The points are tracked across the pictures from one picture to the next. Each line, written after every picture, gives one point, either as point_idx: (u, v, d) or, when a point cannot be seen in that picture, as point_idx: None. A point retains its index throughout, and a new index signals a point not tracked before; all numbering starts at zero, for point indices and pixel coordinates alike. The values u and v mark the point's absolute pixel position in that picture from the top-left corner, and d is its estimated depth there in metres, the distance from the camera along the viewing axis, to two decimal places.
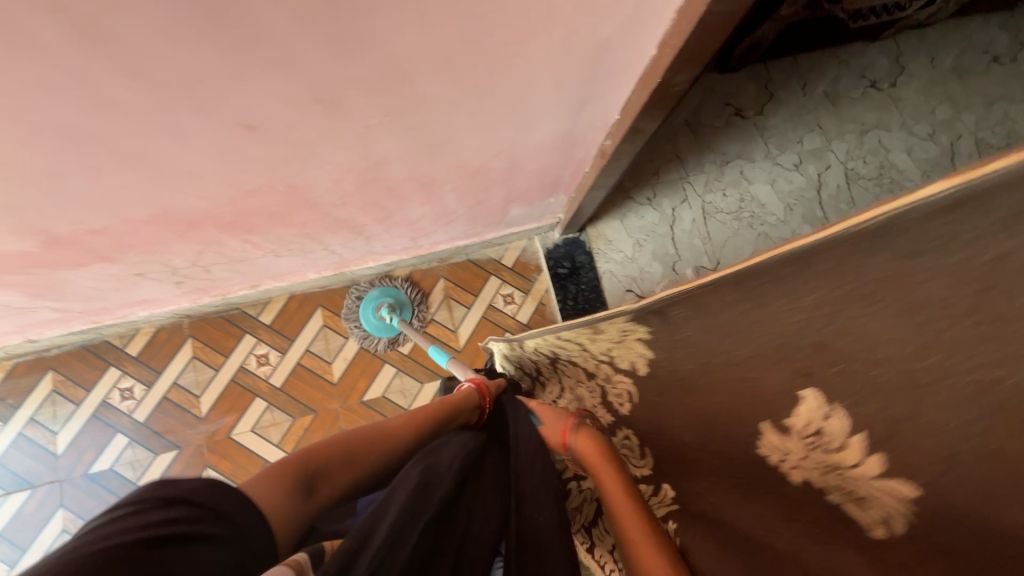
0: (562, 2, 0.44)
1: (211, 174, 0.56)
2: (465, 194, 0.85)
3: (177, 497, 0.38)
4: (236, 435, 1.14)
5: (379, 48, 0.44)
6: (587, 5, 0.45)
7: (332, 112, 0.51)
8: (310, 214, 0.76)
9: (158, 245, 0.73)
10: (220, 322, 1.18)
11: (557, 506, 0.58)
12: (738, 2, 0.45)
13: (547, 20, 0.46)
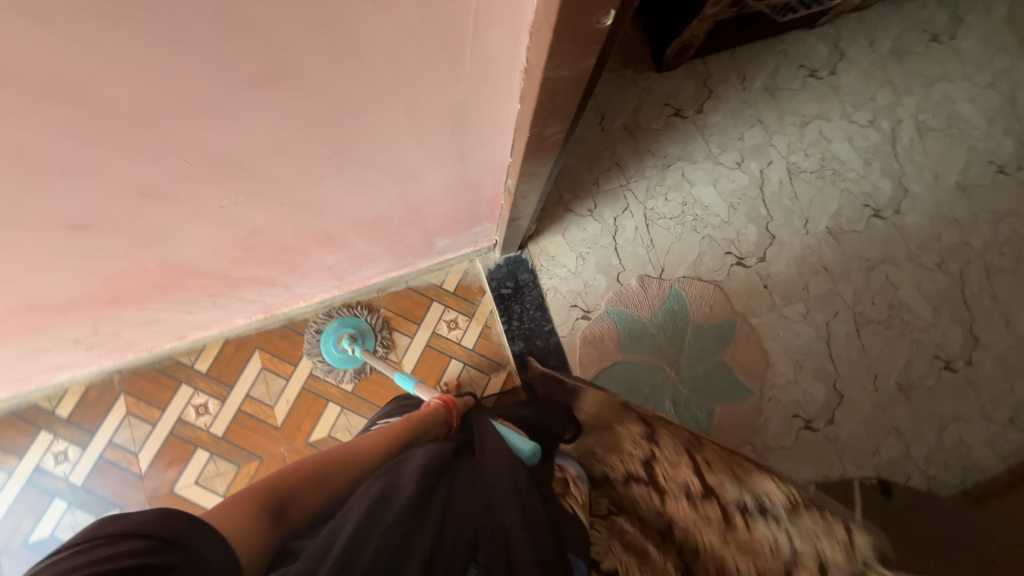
0: (381, 83, 0.41)
1: (57, 268, 0.52)
2: (373, 240, 0.82)
3: (125, 533, 0.43)
4: (179, 489, 1.11)
5: (183, 146, 0.40)
6: (412, 83, 0.42)
7: (166, 202, 0.47)
8: (202, 280, 0.72)
9: (42, 325, 0.70)
10: (152, 374, 1.15)
11: (520, 508, 0.64)
12: (574, 67, 0.42)
13: (374, 100, 0.43)
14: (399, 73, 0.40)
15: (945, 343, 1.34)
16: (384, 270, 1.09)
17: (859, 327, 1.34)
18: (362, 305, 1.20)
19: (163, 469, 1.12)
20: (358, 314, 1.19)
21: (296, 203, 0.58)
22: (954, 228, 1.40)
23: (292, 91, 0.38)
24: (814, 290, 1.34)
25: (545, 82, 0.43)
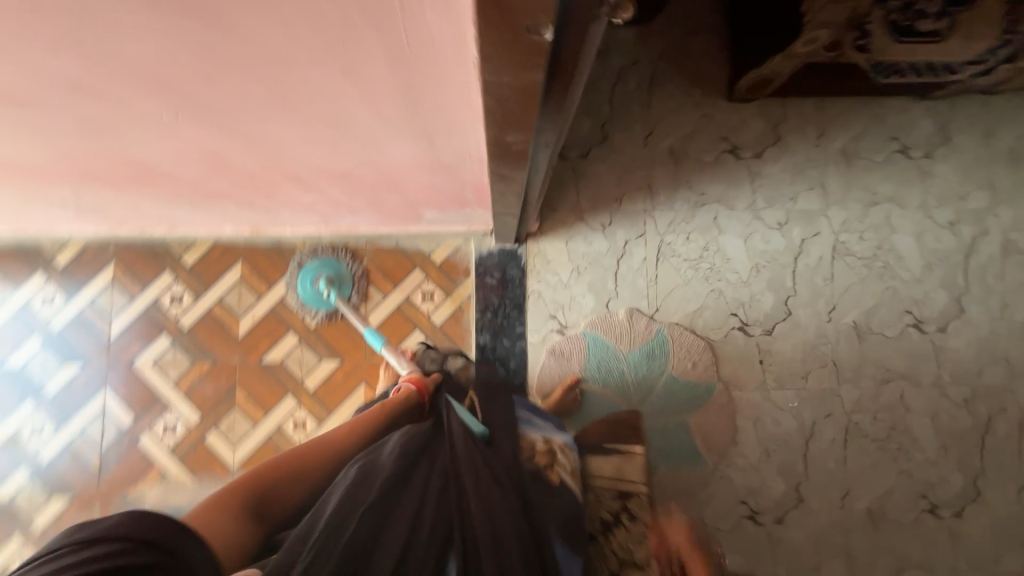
0: (298, 35, 0.37)
1: (9, 125, 0.54)
2: (348, 193, 0.80)
3: (99, 535, 0.45)
4: (137, 364, 1.18)
5: (94, 44, 0.39)
6: (338, 44, 0.38)
7: (99, 95, 0.47)
8: (170, 182, 0.73)
9: (22, 176, 0.73)
10: (144, 251, 1.21)
11: (501, 492, 0.66)
12: (511, 75, 0.36)
13: (298, 53, 0.39)
14: (317, 29, 0.36)
15: (939, 486, 1.19)
16: (370, 223, 1.08)
17: (849, 438, 1.20)
18: (346, 251, 1.21)
19: (129, 340, 1.19)
20: (340, 258, 1.20)
21: (246, 135, 0.56)
22: (1002, 368, 1.22)
23: (199, 19, 0.36)
24: (812, 382, 1.21)
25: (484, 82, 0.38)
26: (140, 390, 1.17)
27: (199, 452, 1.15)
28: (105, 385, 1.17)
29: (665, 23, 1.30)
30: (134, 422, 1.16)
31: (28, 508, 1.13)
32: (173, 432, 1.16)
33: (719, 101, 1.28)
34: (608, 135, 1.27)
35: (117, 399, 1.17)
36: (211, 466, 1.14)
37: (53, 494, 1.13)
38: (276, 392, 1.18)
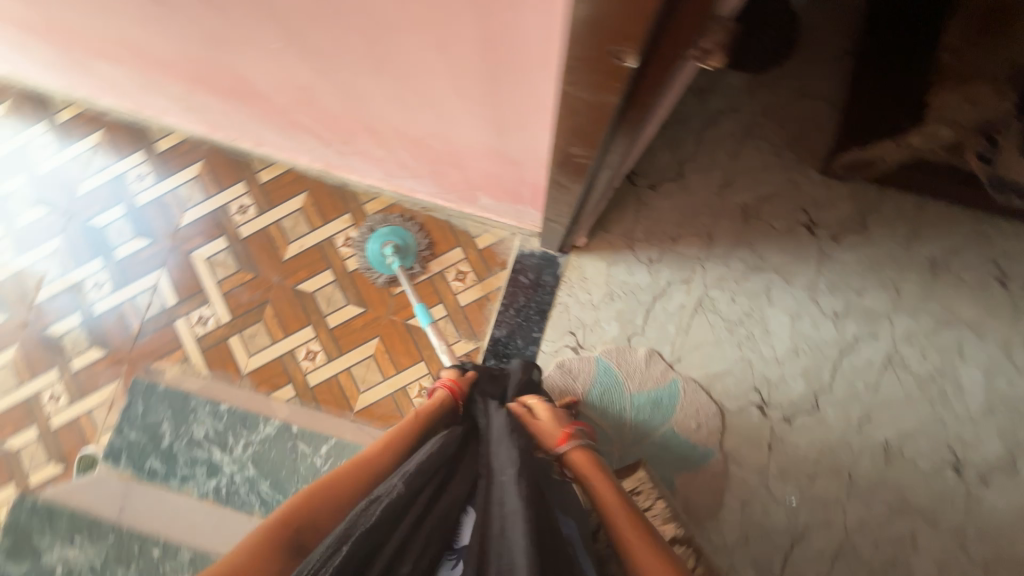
0: (404, 5, 0.39)
1: (151, 18, 0.61)
2: (415, 158, 0.84)
3: None
4: (194, 255, 1.29)
5: None
6: (437, 21, 0.40)
7: (227, 13, 0.52)
8: (265, 103, 0.80)
9: (151, 64, 0.82)
10: (229, 159, 1.32)
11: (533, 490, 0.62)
12: (588, 92, 0.37)
13: (399, 21, 0.42)
14: (421, 3, 0.38)
15: None
16: (429, 191, 1.12)
17: (841, 556, 1.11)
18: (414, 222, 1.25)
19: (194, 233, 1.30)
20: (410, 229, 1.24)
21: (340, 81, 0.60)
22: None
23: None
24: (819, 485, 1.13)
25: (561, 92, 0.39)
26: (189, 279, 1.29)
27: (219, 349, 1.24)
28: (162, 265, 1.30)
29: (778, 78, 1.25)
30: (176, 305, 1.28)
31: (72, 349, 1.27)
32: (204, 324, 1.26)
33: (809, 171, 1.22)
34: (683, 174, 1.24)
35: (168, 280, 1.29)
36: (225, 365, 1.23)
37: (95, 344, 1.27)
38: (300, 319, 1.25)
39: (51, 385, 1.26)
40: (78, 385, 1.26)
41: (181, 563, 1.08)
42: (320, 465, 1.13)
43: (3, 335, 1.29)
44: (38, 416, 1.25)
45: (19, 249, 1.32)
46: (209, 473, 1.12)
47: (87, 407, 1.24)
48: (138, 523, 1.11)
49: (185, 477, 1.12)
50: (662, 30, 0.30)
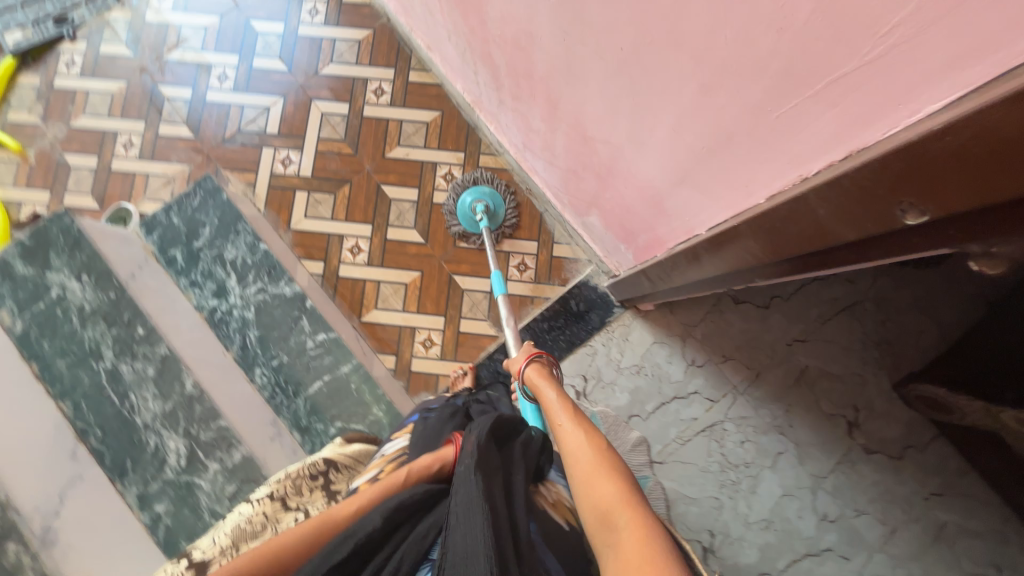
0: (693, 35, 0.40)
1: None
2: (569, 150, 0.84)
3: None
4: (315, 104, 1.31)
5: None
6: (714, 64, 0.40)
7: None
8: (477, 23, 0.81)
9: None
10: (394, 44, 1.33)
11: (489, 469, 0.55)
12: (823, 203, 0.35)
13: (676, 44, 0.42)
14: (714, 45, 0.38)
15: None
16: (547, 180, 1.11)
17: None
18: (514, 198, 1.25)
19: (327, 86, 1.32)
20: (506, 202, 1.24)
21: (572, 51, 0.59)
22: None
23: None
24: None
25: (796, 199, 0.38)
26: (298, 122, 1.31)
27: (283, 195, 1.27)
28: (283, 96, 1.32)
29: (911, 278, 1.19)
30: (273, 135, 1.30)
31: (167, 116, 1.31)
32: (286, 166, 1.29)
33: (883, 377, 1.17)
34: (769, 307, 1.22)
35: (281, 111, 1.31)
36: (279, 211, 1.26)
37: (188, 124, 1.31)
38: (366, 214, 1.27)
39: (132, 133, 1.30)
40: (154, 148, 1.30)
41: (152, 355, 0.88)
42: (308, 348, 1.06)
43: (121, 67, 1.33)
44: (105, 152, 1.29)
45: (180, 6, 1.36)
46: (215, 293, 1.07)
47: (150, 171, 1.28)
48: (140, 299, 0.95)
49: (193, 281, 1.08)
50: (941, 220, 0.28)
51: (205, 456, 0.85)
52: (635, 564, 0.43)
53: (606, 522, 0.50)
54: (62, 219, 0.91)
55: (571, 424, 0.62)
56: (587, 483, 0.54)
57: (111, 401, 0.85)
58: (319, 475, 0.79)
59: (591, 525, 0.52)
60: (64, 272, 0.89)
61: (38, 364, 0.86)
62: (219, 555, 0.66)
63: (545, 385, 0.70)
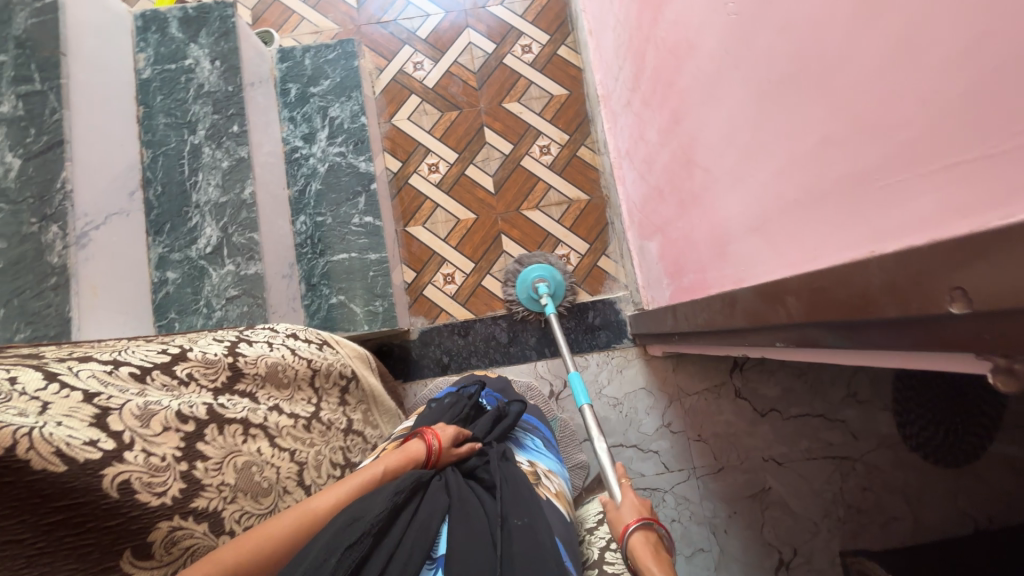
0: (845, 87, 0.42)
1: None
2: (668, 169, 0.86)
3: None
4: (467, 32, 1.39)
5: None
6: (850, 119, 0.42)
7: None
8: (648, 23, 0.85)
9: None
10: (561, 17, 1.39)
11: (533, 510, 0.67)
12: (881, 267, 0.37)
13: (824, 94, 0.44)
14: (859, 101, 0.40)
15: None
16: (629, 194, 1.14)
17: None
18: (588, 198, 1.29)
19: (486, 23, 1.40)
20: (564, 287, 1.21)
21: (722, 73, 0.62)
22: None
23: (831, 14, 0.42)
24: None
25: (857, 264, 0.40)
26: (447, 40, 1.39)
27: (400, 91, 1.36)
28: (446, 12, 1.40)
29: (913, 467, 1.15)
30: (419, 39, 1.39)
31: None
32: (415, 70, 1.37)
33: (835, 538, 1.13)
34: (764, 416, 1.20)
35: (437, 23, 1.40)
36: (390, 102, 1.35)
37: None
38: (457, 143, 1.33)
39: None
40: (319, 0, 1.41)
41: (232, 152, 0.96)
42: (352, 223, 1.12)
43: None
44: None
45: None
46: (303, 136, 1.15)
47: (306, 17, 1.40)
48: (248, 106, 1.02)
49: (292, 118, 1.16)
50: (979, 318, 0.29)
51: (227, 254, 0.92)
52: None
53: None
54: (226, 9, 1.00)
55: None
56: None
57: (182, 170, 0.94)
58: (345, 379, 0.89)
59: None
60: (204, 51, 0.99)
61: (144, 111, 0.95)
62: (250, 380, 0.71)
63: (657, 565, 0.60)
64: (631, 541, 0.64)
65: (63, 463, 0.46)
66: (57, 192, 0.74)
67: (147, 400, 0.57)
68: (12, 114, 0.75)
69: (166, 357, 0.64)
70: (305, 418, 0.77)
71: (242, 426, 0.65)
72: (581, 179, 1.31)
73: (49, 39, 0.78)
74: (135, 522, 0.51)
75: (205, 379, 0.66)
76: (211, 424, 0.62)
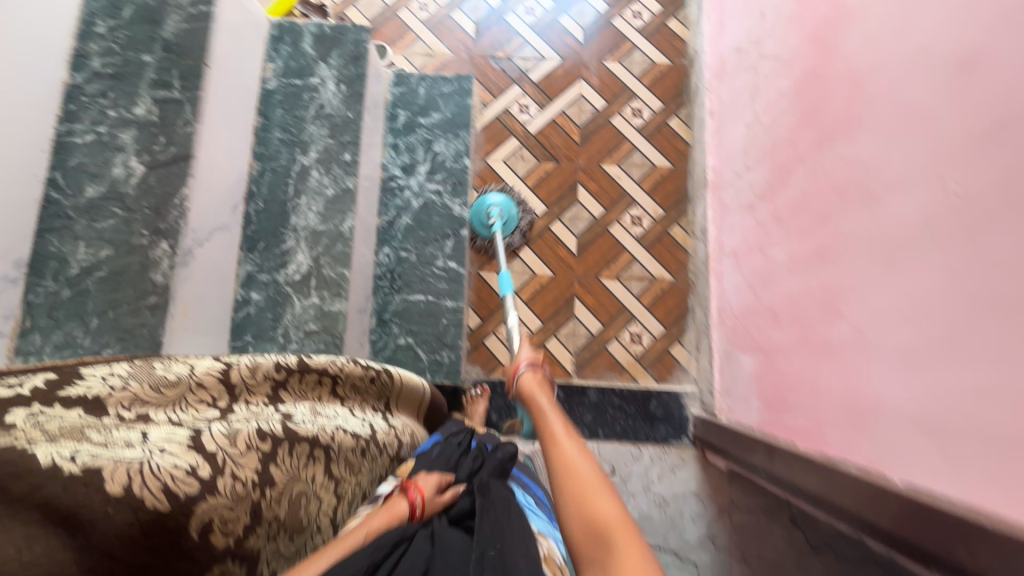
0: None
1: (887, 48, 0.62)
2: (792, 300, 0.80)
3: None
4: (579, 84, 1.35)
5: None
6: None
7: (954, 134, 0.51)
8: (803, 145, 0.80)
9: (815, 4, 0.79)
10: (679, 88, 1.34)
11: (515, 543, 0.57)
12: None
13: None
14: None
15: None
16: (726, 292, 1.08)
17: None
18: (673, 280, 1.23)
19: (600, 78, 1.36)
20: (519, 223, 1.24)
21: (913, 245, 0.56)
22: None
23: None
24: None
25: None
26: (557, 87, 1.35)
27: (501, 130, 1.33)
28: (562, 60, 1.37)
29: None
30: (530, 82, 1.36)
31: (466, 7, 1.40)
32: (520, 112, 1.33)
33: None
34: None
35: (550, 69, 1.36)
36: (488, 140, 1.32)
37: (475, 27, 1.39)
38: (548, 196, 1.29)
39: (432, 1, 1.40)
40: (438, 24, 1.39)
41: (339, 181, 0.93)
42: (435, 265, 1.09)
43: None
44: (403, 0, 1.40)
45: None
46: (404, 167, 1.13)
47: (421, 38, 1.38)
48: (363, 131, 1.00)
49: (395, 144, 1.14)
50: None
51: (314, 286, 0.89)
52: None
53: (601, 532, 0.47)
54: (361, 33, 0.99)
55: (561, 425, 0.63)
56: (581, 498, 0.51)
57: (286, 189, 0.91)
58: (381, 404, 0.81)
59: (582, 544, 0.48)
60: (331, 72, 0.97)
61: (261, 122, 0.94)
62: (304, 408, 0.67)
63: (540, 392, 0.74)
64: (518, 378, 0.80)
65: (167, 501, 0.46)
66: (175, 207, 0.73)
67: (228, 424, 0.56)
68: (145, 118, 0.74)
69: (212, 408, 0.58)
70: (364, 441, 0.71)
71: (308, 446, 0.61)
72: (668, 258, 1.25)
73: (195, 47, 0.78)
74: (197, 567, 0.48)
75: (263, 411, 0.62)
76: (284, 443, 0.59)
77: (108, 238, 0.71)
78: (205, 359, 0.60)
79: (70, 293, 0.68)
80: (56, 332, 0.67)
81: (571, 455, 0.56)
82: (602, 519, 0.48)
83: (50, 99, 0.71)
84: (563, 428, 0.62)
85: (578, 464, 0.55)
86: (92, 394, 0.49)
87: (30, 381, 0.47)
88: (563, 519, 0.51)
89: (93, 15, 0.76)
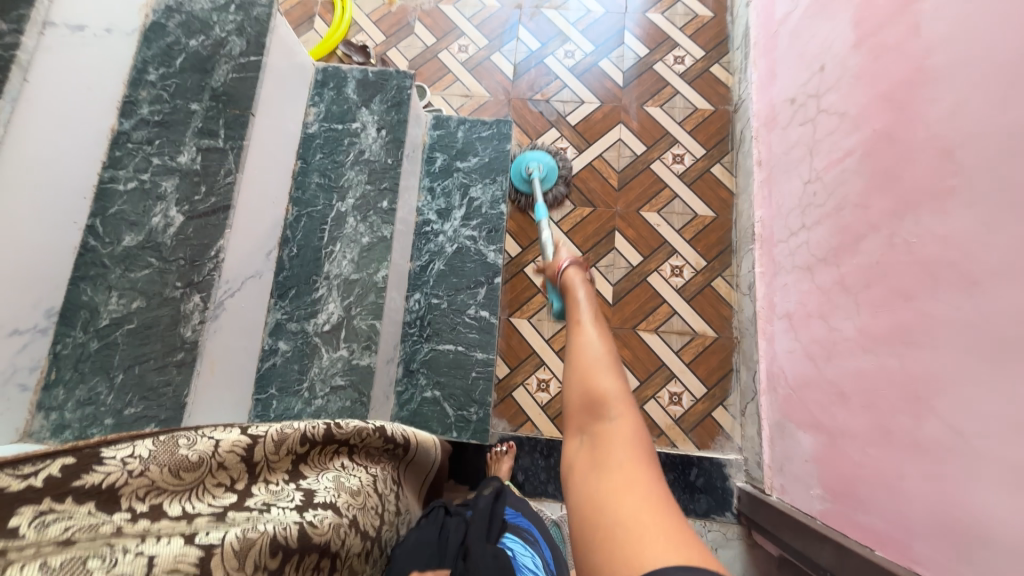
0: None
1: (984, 120, 0.56)
2: (864, 381, 0.73)
3: None
4: (619, 128, 1.32)
5: None
6: None
7: None
8: (877, 212, 0.74)
9: (889, 63, 0.74)
10: (722, 134, 1.30)
11: None
12: None
13: None
14: None
15: None
16: (777, 357, 1.00)
17: None
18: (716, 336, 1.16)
19: (640, 123, 1.32)
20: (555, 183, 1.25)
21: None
22: None
23: None
24: None
25: None
26: (596, 131, 1.32)
27: None
28: (601, 103, 1.34)
29: None
30: (567, 125, 1.33)
31: (505, 50, 1.40)
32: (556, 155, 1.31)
33: None
34: None
35: (589, 112, 1.34)
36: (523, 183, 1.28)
37: (514, 69, 1.38)
38: (584, 242, 1.25)
39: (472, 43, 1.41)
40: (477, 66, 1.39)
41: (375, 229, 0.90)
42: (467, 314, 1.05)
43: None
44: (444, 42, 1.41)
45: None
46: (439, 212, 1.10)
47: (460, 79, 1.38)
48: (403, 176, 0.98)
49: (432, 188, 1.13)
50: None
51: (343, 338, 0.85)
52: (623, 487, 0.41)
53: (595, 407, 0.49)
54: (404, 80, 0.98)
55: (588, 320, 0.60)
56: (588, 373, 0.52)
57: (322, 236, 0.89)
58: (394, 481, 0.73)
59: (575, 407, 0.51)
60: (372, 118, 0.95)
61: (301, 166, 0.93)
62: (326, 492, 0.59)
63: (577, 282, 0.68)
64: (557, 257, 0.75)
65: None
66: (210, 259, 0.71)
67: (243, 529, 0.47)
68: (188, 167, 0.73)
69: (232, 494, 0.53)
70: (369, 540, 0.62)
71: (316, 558, 0.52)
72: (710, 312, 1.18)
73: (244, 97, 0.77)
74: None
75: (282, 492, 0.56)
76: (293, 557, 0.50)
77: (141, 288, 0.69)
78: (231, 431, 0.55)
79: (98, 345, 0.66)
80: (80, 387, 0.64)
81: (588, 347, 0.55)
82: (600, 393, 0.49)
83: (96, 147, 0.70)
84: (594, 321, 0.59)
85: (592, 350, 0.54)
86: (107, 483, 0.45)
87: (47, 468, 0.43)
88: (568, 386, 0.52)
89: (146, 64, 0.76)
